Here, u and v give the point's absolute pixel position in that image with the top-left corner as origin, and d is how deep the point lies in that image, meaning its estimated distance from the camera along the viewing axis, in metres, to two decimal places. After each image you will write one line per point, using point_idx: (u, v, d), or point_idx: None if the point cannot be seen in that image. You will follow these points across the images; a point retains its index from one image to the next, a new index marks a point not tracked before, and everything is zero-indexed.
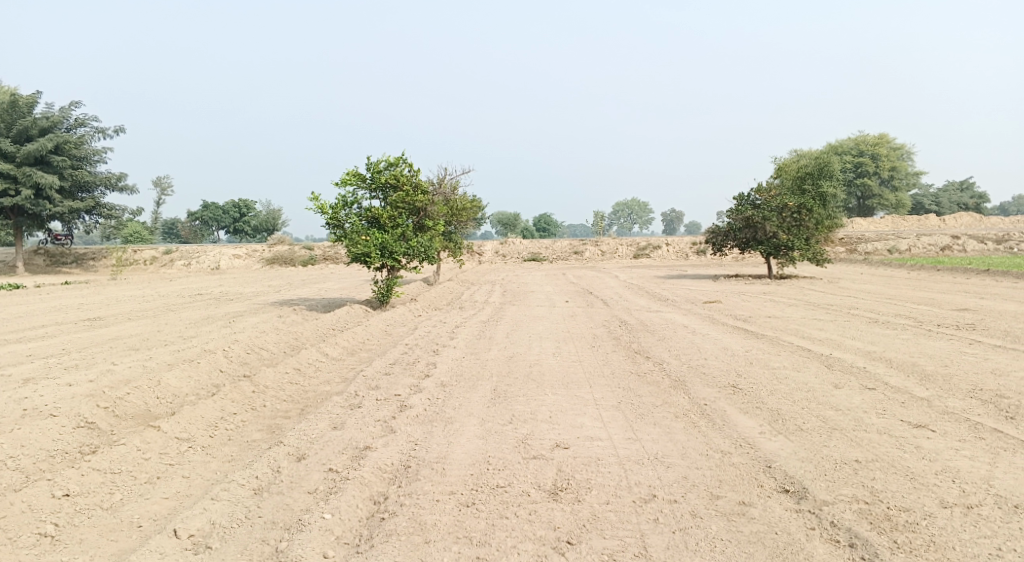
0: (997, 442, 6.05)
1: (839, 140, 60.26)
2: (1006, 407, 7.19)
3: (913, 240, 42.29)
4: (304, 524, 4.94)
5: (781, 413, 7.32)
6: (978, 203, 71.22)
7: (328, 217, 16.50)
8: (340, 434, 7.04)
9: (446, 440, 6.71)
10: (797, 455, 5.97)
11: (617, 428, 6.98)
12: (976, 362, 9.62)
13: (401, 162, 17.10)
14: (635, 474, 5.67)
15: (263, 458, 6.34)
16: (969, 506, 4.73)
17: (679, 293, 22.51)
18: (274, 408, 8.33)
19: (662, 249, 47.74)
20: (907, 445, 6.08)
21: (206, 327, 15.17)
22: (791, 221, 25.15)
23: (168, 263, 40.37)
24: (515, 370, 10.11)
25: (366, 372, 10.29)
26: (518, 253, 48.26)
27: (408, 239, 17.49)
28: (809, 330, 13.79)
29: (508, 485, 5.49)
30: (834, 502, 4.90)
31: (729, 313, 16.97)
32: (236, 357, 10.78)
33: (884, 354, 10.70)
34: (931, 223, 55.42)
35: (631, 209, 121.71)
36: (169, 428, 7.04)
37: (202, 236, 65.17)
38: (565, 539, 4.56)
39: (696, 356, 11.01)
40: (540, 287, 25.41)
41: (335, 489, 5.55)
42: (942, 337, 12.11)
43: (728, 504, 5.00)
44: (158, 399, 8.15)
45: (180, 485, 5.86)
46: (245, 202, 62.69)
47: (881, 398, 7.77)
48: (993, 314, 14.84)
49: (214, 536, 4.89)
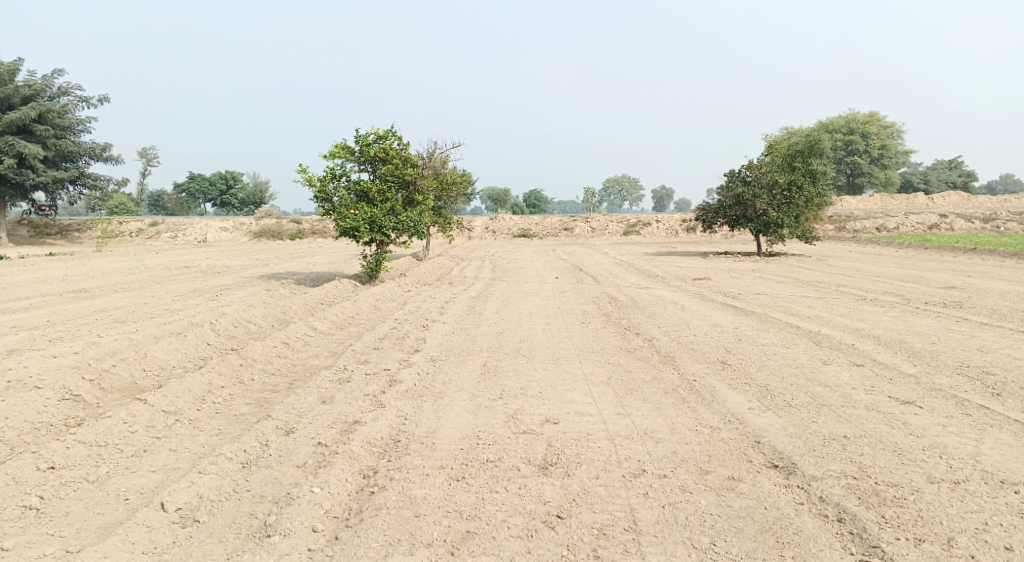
0: (984, 419, 6.10)
1: (830, 117, 60.22)
2: (993, 383, 7.24)
3: (901, 218, 42.49)
4: (293, 498, 4.91)
5: (769, 389, 7.35)
6: (965, 181, 71.59)
7: (317, 190, 16.32)
8: (329, 408, 7.00)
9: (435, 415, 6.69)
10: (785, 431, 6.00)
11: (606, 404, 6.98)
12: (964, 339, 9.68)
13: (391, 135, 16.90)
14: (625, 449, 5.67)
15: (252, 431, 6.30)
16: (956, 481, 4.76)
17: (668, 269, 22.52)
18: (263, 382, 8.29)
19: (651, 225, 47.72)
20: (894, 421, 6.12)
21: (193, 299, 15.04)
22: (781, 199, 25.17)
23: (154, 235, 39.97)
24: (506, 345, 10.09)
25: (355, 346, 10.24)
26: (508, 228, 48.15)
27: (397, 214, 17.34)
28: (798, 307, 13.85)
29: (497, 459, 5.48)
30: (822, 478, 4.92)
31: (718, 289, 17.01)
32: (224, 330, 10.70)
33: (872, 332, 10.75)
34: (919, 202, 55.64)
35: (621, 185, 121.42)
36: (156, 401, 6.97)
37: (189, 208, 64.54)
38: (555, 513, 4.55)
39: (686, 332, 11.03)
40: (531, 263, 25.35)
41: (324, 463, 5.52)
42: (929, 315, 12.20)
43: (717, 479, 5.01)
44: (144, 372, 8.07)
45: (167, 459, 5.82)
46: (232, 174, 62.08)
47: (869, 375, 7.81)
48: (980, 292, 14.95)
49: (201, 509, 4.85)
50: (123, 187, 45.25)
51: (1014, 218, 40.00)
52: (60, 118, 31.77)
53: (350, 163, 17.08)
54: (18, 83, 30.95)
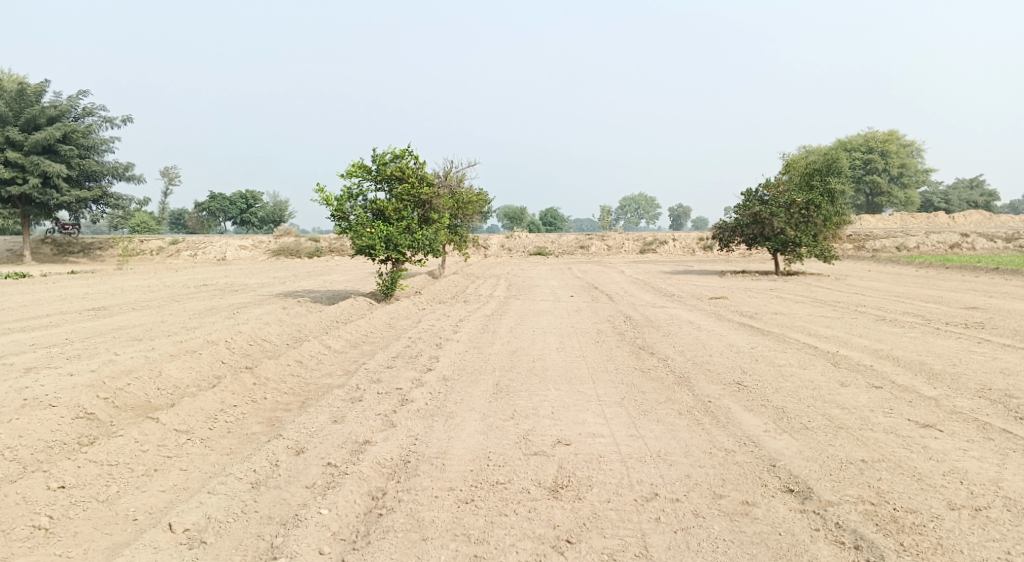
0: (1006, 443, 5.95)
1: (848, 136, 59.97)
2: (1015, 407, 7.08)
3: (922, 238, 42.02)
4: (300, 520, 4.88)
5: (786, 411, 7.24)
6: (988, 200, 70.72)
7: (334, 209, 16.46)
8: (340, 427, 6.99)
9: (446, 435, 6.66)
10: (801, 454, 5.88)
11: (620, 425, 6.91)
12: (986, 362, 9.49)
13: (407, 154, 17.04)
14: (637, 472, 5.59)
15: (262, 451, 6.29)
16: (978, 508, 4.62)
17: (684, 289, 22.39)
18: (275, 401, 8.29)
19: (668, 244, 47.56)
20: (914, 445, 5.98)
21: (209, 317, 15.15)
22: (799, 217, 25.01)
23: (174, 253, 40.50)
24: (519, 365, 10.03)
25: (368, 365, 10.24)
26: (524, 247, 48.22)
27: (413, 232, 17.42)
28: (816, 327, 13.68)
29: (508, 481, 5.42)
30: (839, 503, 4.81)
31: (735, 309, 16.87)
32: (239, 349, 10.75)
33: (891, 353, 10.59)
34: (941, 221, 55.00)
35: (638, 204, 121.34)
36: (168, 420, 6.99)
37: (209, 227, 65.33)
38: (565, 537, 4.48)
39: (701, 352, 10.91)
40: (546, 282, 25.27)
41: (333, 484, 5.49)
42: (951, 336, 11.98)
43: (731, 504, 4.92)
44: (159, 390, 8.12)
45: (177, 478, 5.82)
46: (252, 193, 62.98)
47: (888, 397, 7.67)
48: (1003, 313, 14.69)
49: (209, 530, 4.83)
50: (144, 205, 45.99)
51: None
52: (84, 139, 32.35)
53: (367, 182, 17.22)
54: (44, 105, 31.61)
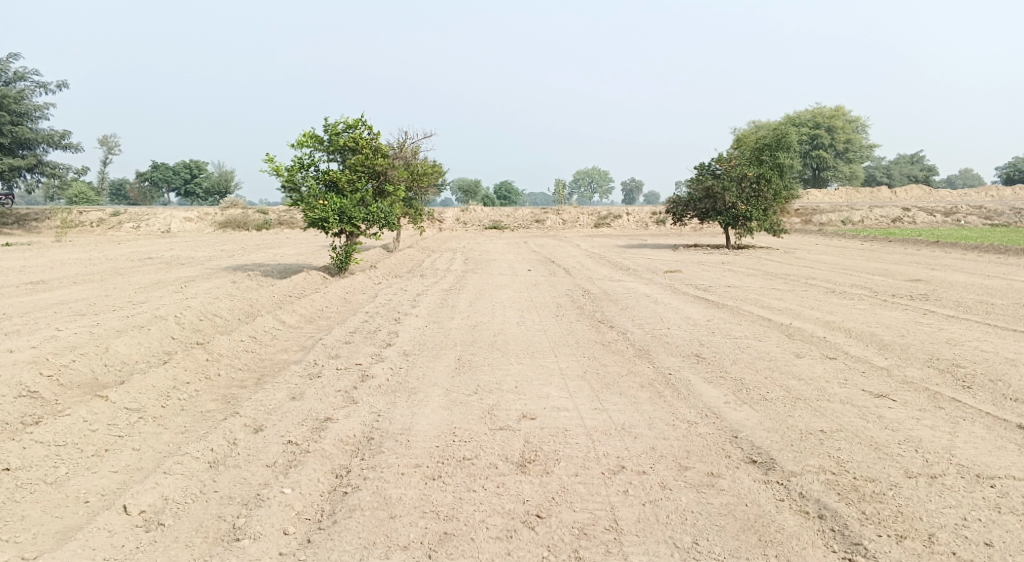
0: (957, 412, 6.15)
1: (796, 111, 61.20)
2: (963, 376, 7.34)
3: (866, 212, 43.25)
4: (262, 499, 4.74)
5: (745, 383, 7.35)
6: (927, 175, 73.32)
7: (284, 180, 15.98)
8: (300, 405, 6.82)
9: (409, 411, 6.55)
10: (762, 425, 5.98)
11: (583, 398, 6.92)
12: (932, 332, 9.81)
13: (360, 124, 16.63)
14: (603, 445, 5.61)
15: (219, 430, 6.09)
16: (933, 476, 4.76)
17: (640, 262, 22.57)
18: (230, 378, 8.05)
19: (622, 217, 47.95)
20: (869, 415, 6.14)
21: (156, 292, 14.63)
22: (749, 191, 25.41)
23: (116, 225, 39.07)
24: (480, 339, 9.97)
25: (326, 340, 10.02)
26: (479, 220, 47.98)
27: (367, 205, 17.08)
28: (768, 300, 13.94)
29: (474, 457, 5.36)
30: (802, 473, 4.90)
31: (690, 282, 17.09)
32: (189, 324, 10.40)
33: (842, 324, 10.87)
34: (883, 196, 56.73)
35: (591, 177, 121.85)
36: (118, 398, 6.71)
37: (152, 198, 63.15)
38: (535, 512, 4.46)
39: (660, 325, 11.01)
40: (502, 256, 25.16)
41: (295, 462, 5.35)
42: (898, 307, 12.34)
43: (697, 475, 4.97)
44: (106, 367, 7.80)
45: (131, 458, 5.59)
46: (196, 163, 61.14)
47: (842, 368, 7.87)
48: (945, 285, 15.22)
49: (167, 512, 4.65)
50: (83, 175, 44.08)
51: (974, 211, 41.00)
52: (16, 104, 30.64)
53: (319, 152, 16.76)
54: None
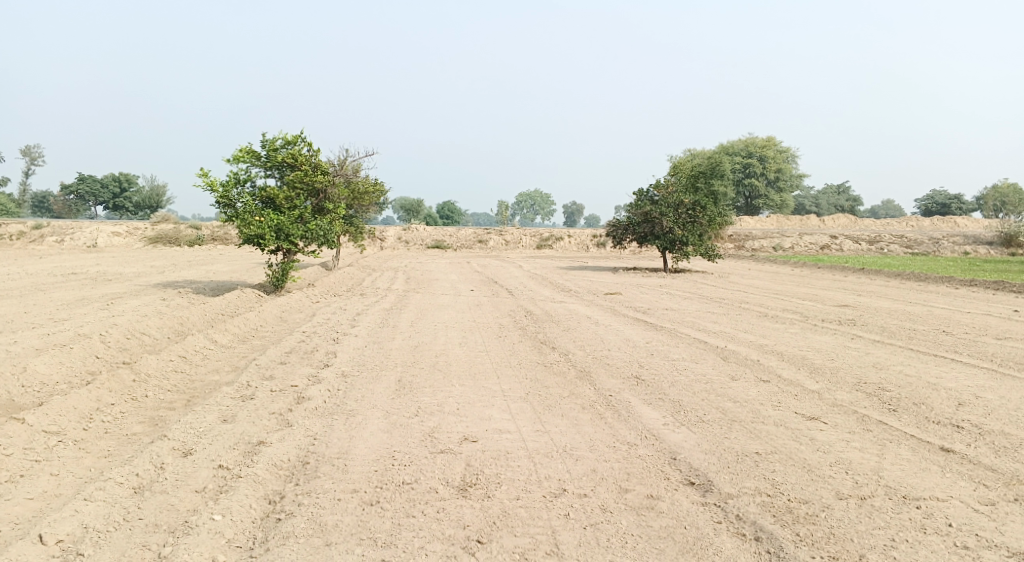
0: (883, 434, 6.39)
1: (730, 141, 63.47)
2: (888, 399, 7.63)
3: (796, 239, 44.97)
4: (190, 527, 4.52)
5: (683, 405, 7.47)
6: (852, 205, 76.95)
7: (219, 195, 15.54)
8: (232, 428, 6.57)
9: (347, 435, 6.40)
10: (700, 447, 6.07)
11: (525, 421, 6.89)
12: (859, 357, 10.21)
13: (300, 141, 16.37)
14: (544, 468, 5.58)
15: (145, 454, 5.80)
16: (862, 497, 4.91)
17: (581, 284, 22.83)
18: (158, 399, 7.70)
19: (563, 240, 48.51)
20: (802, 437, 6.32)
21: (80, 309, 13.95)
22: (686, 217, 26.09)
23: (38, 239, 37.31)
24: (421, 360, 9.85)
25: (260, 361, 9.73)
26: (421, 239, 47.76)
27: (306, 222, 16.76)
28: (704, 323, 14.27)
29: (414, 481, 5.25)
30: (738, 495, 4.98)
31: (629, 305, 17.36)
32: (115, 343, 9.93)
33: (775, 348, 11.20)
34: (811, 224, 59.14)
35: (533, 199, 122.98)
36: (35, 420, 6.32)
37: (77, 211, 60.56)
38: (476, 538, 4.38)
39: (600, 347, 11.12)
40: (445, 275, 25.07)
41: (226, 488, 5.13)
42: (826, 332, 12.81)
43: (637, 498, 4.99)
44: (23, 388, 7.36)
45: (47, 485, 5.25)
46: (126, 175, 59.08)
47: (775, 391, 8.08)
48: (870, 311, 15.88)
49: (86, 541, 4.36)
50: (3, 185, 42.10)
51: (895, 240, 43.16)
52: None
53: (256, 167, 16.40)
54: None
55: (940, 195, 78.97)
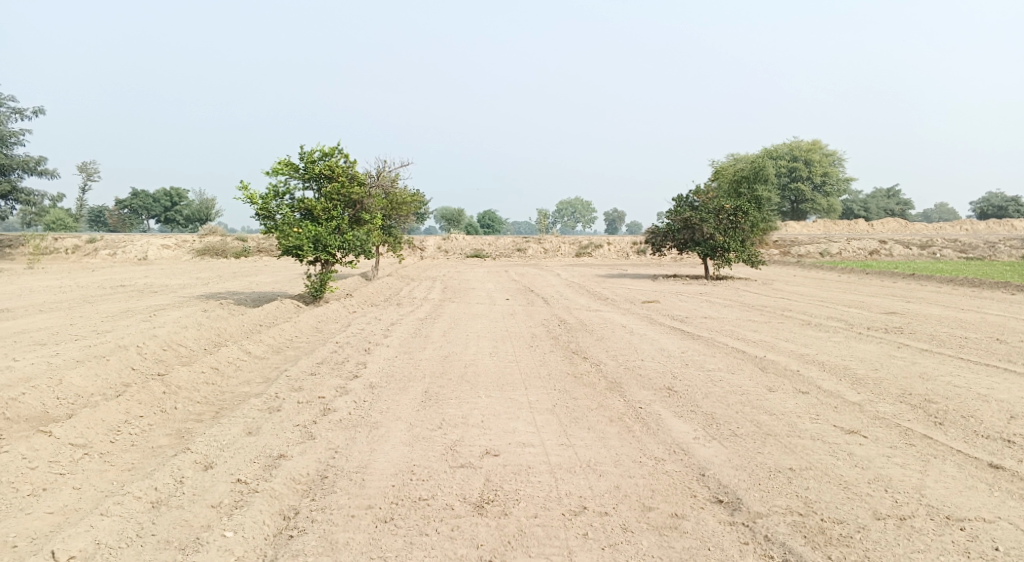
0: (928, 449, 6.03)
1: (774, 145, 62.19)
2: (935, 412, 7.25)
3: (843, 244, 43.69)
4: (200, 545, 4.47)
5: (715, 418, 7.21)
6: (902, 209, 74.77)
7: (259, 207, 15.78)
8: (255, 440, 6.57)
9: (369, 448, 6.32)
10: (730, 463, 5.81)
11: (550, 434, 6.72)
12: (906, 366, 9.74)
13: (337, 152, 16.53)
14: (565, 484, 5.40)
15: (166, 467, 5.82)
16: (902, 517, 4.61)
17: (618, 292, 22.54)
18: (187, 411, 7.77)
19: (603, 248, 48.10)
20: (840, 452, 6.01)
21: (123, 320, 14.29)
22: (727, 223, 25.54)
23: (92, 252, 38.70)
24: (450, 372, 9.75)
25: (291, 372, 9.77)
26: (460, 249, 47.93)
27: (343, 233, 16.89)
28: (744, 331, 13.86)
29: (431, 497, 5.14)
30: (768, 515, 4.73)
31: (667, 313, 17.03)
32: (151, 354, 10.10)
33: (816, 357, 10.79)
34: (860, 229, 57.48)
35: (574, 207, 122.52)
36: (63, 433, 6.41)
37: (131, 225, 62.66)
38: (488, 558, 4.23)
39: (633, 357, 10.89)
40: (482, 285, 25.03)
41: (241, 503, 5.10)
42: (872, 340, 12.31)
43: (660, 517, 4.77)
44: (58, 399, 7.51)
45: (69, 498, 5.29)
46: (178, 190, 60.90)
47: (814, 403, 7.75)
48: (919, 318, 15.22)
49: (96, 559, 4.35)
50: (59, 202, 43.78)
51: (948, 244, 41.60)
52: None
53: (295, 180, 16.61)
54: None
55: (996, 197, 76.13)
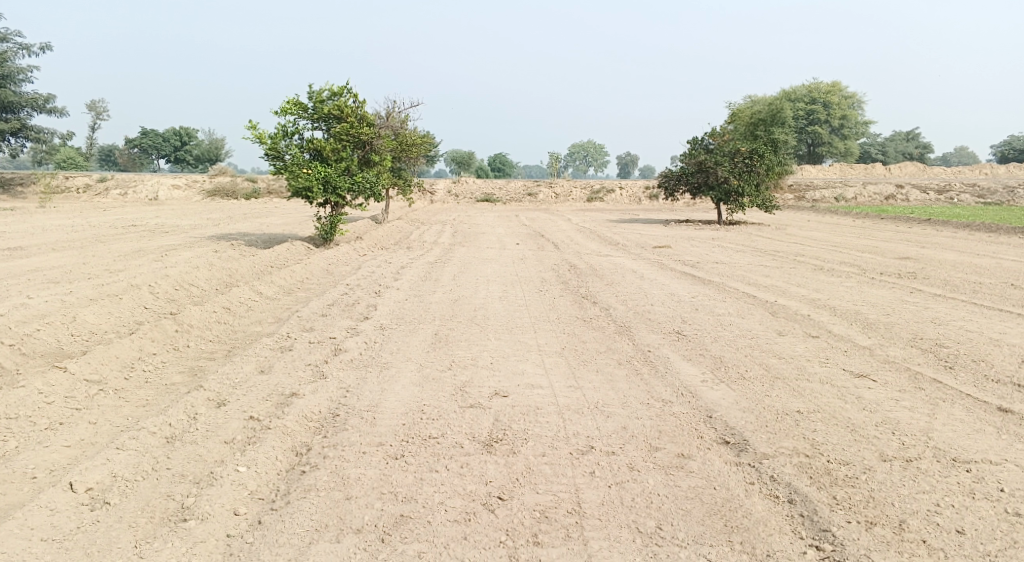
0: (936, 393, 6.03)
1: (793, 86, 60.75)
2: (945, 356, 7.23)
3: (859, 189, 43.03)
4: (214, 478, 4.57)
5: (724, 361, 7.23)
6: (921, 153, 73.38)
7: (268, 147, 15.64)
8: (267, 379, 6.65)
9: (379, 387, 6.39)
10: (738, 405, 5.84)
11: (559, 376, 6.77)
12: (918, 311, 9.69)
13: (346, 92, 16.27)
14: (574, 424, 5.45)
15: (180, 403, 5.91)
16: (908, 459, 4.63)
17: (629, 237, 22.43)
18: (199, 349, 7.87)
19: (615, 192, 47.64)
20: (848, 396, 6.02)
21: (136, 260, 14.38)
22: (742, 166, 25.12)
23: (103, 192, 38.74)
24: (460, 314, 9.79)
25: (302, 313, 9.84)
26: (471, 192, 47.63)
27: (353, 174, 16.76)
28: (755, 276, 13.79)
29: (440, 436, 5.21)
30: (774, 456, 4.76)
31: (677, 258, 16.94)
32: (163, 293, 10.18)
33: (828, 302, 10.74)
34: (877, 173, 56.53)
35: (586, 150, 120.95)
36: (77, 369, 6.50)
37: (141, 165, 62.44)
38: (497, 495, 4.29)
39: (643, 301, 10.89)
40: (492, 229, 24.95)
41: (254, 439, 5.18)
42: (884, 285, 12.23)
43: (667, 457, 4.82)
44: (72, 336, 7.62)
45: (85, 432, 5.41)
46: (187, 130, 60.45)
47: (824, 347, 7.75)
48: (934, 264, 15.07)
49: (114, 490, 4.46)
50: (70, 140, 43.63)
51: (966, 190, 40.90)
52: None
53: (304, 119, 16.41)
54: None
55: (1018, 141, 74.50)
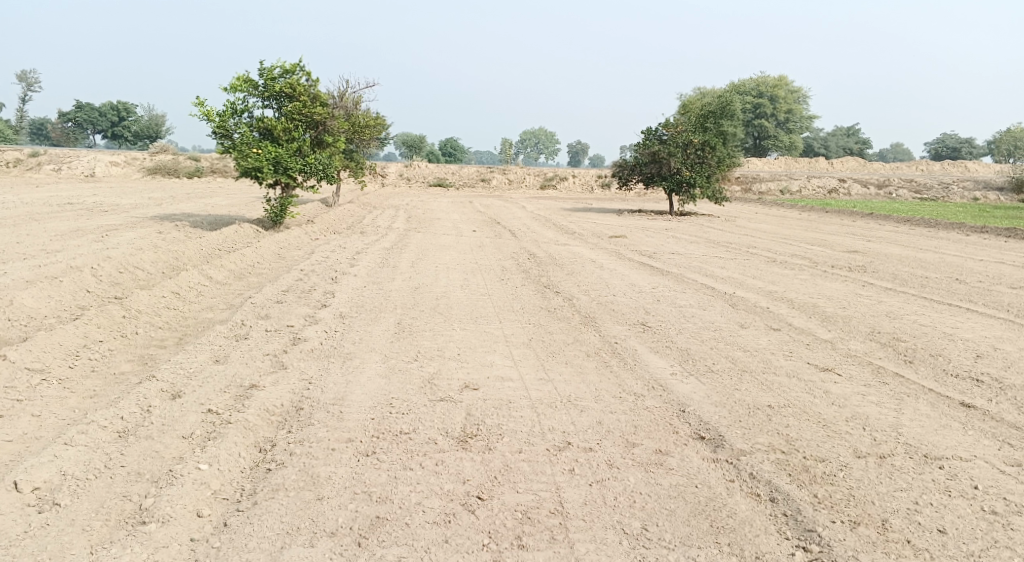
0: (900, 388, 6.14)
1: (742, 80, 61.90)
2: (904, 350, 7.39)
3: (804, 182, 44.16)
4: (174, 477, 4.30)
5: (690, 354, 7.22)
6: (861, 148, 75.82)
7: (215, 126, 15.00)
8: (223, 369, 6.33)
9: (344, 379, 6.16)
10: (710, 399, 5.83)
11: (528, 368, 6.65)
12: (872, 305, 9.91)
13: (298, 70, 15.71)
14: (548, 419, 5.35)
15: (132, 395, 5.57)
16: (882, 456, 4.68)
17: (584, 226, 22.48)
18: (148, 337, 7.47)
19: (568, 180, 47.79)
20: (816, 390, 6.07)
21: (73, 240, 13.64)
22: (694, 158, 25.39)
23: (35, 167, 36.84)
24: (422, 303, 9.56)
25: (255, 299, 9.47)
26: (423, 177, 47.07)
27: (305, 155, 16.26)
28: (712, 268, 13.93)
29: (412, 431, 5.03)
30: (752, 452, 4.75)
31: (634, 248, 17.03)
32: (107, 276, 9.66)
33: (785, 294, 10.91)
34: (820, 167, 58.16)
35: (538, 137, 120.83)
36: (18, 357, 6.08)
37: (76, 140, 59.66)
38: (476, 494, 4.15)
39: (604, 292, 10.85)
40: (446, 215, 24.66)
41: (214, 434, 4.90)
42: (837, 278, 12.54)
43: (645, 453, 4.75)
44: (9, 321, 7.14)
45: (28, 426, 5.04)
46: (126, 104, 57.88)
47: (786, 340, 7.83)
48: (881, 258, 15.51)
49: (64, 490, 4.15)
50: None
51: (904, 185, 42.41)
52: None
53: (253, 97, 15.81)
54: None
55: (950, 139, 77.79)
